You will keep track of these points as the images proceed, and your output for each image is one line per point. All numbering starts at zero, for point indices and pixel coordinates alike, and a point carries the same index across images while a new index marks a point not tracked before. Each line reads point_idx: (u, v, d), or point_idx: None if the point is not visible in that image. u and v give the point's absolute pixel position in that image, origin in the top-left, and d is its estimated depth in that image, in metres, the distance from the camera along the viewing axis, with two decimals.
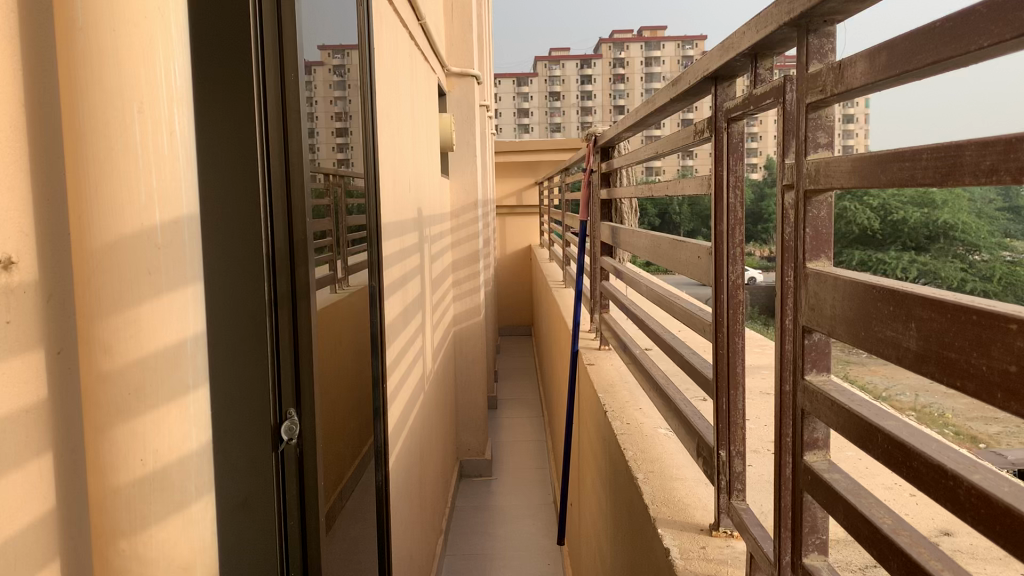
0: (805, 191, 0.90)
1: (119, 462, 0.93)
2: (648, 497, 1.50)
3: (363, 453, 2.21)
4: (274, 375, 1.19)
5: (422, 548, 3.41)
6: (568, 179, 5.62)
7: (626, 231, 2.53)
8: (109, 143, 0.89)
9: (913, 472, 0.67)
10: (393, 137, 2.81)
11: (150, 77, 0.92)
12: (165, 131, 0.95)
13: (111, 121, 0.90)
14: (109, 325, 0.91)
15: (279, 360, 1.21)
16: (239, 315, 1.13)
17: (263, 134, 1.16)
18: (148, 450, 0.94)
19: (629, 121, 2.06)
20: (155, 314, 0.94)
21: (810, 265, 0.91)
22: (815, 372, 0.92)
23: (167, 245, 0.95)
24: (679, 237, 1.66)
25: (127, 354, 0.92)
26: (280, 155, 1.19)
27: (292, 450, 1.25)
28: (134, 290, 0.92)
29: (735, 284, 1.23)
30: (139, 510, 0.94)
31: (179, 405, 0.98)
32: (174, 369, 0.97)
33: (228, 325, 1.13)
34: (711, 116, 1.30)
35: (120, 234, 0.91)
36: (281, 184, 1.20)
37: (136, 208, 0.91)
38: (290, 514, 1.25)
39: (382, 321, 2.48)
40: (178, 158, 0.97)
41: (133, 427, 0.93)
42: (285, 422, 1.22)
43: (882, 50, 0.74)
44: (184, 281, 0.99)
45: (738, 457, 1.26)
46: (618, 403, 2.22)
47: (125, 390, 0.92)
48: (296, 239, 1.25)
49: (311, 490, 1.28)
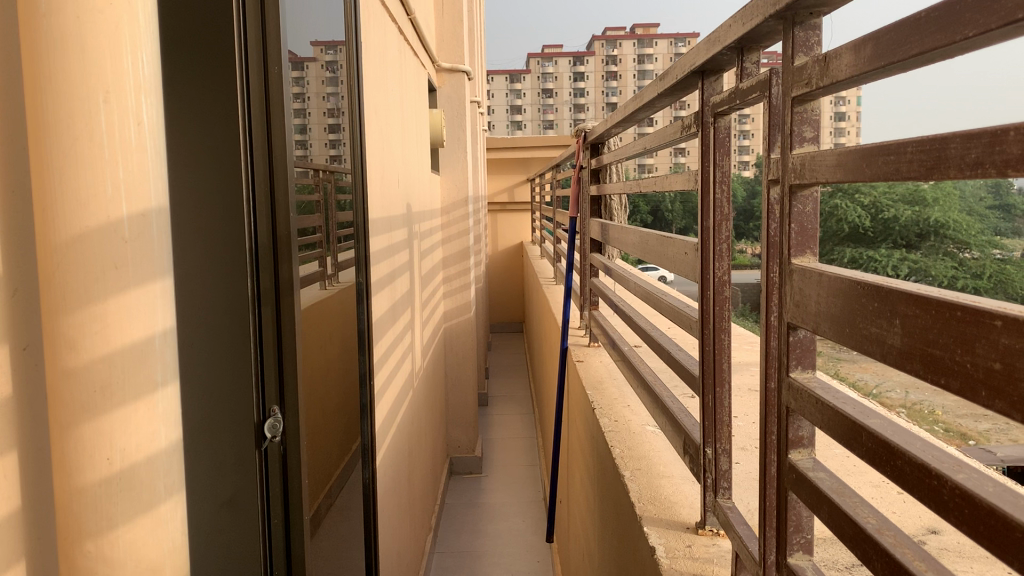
0: (791, 185, 0.89)
1: (85, 462, 0.91)
2: (635, 495, 1.49)
3: (350, 451, 2.19)
4: (256, 372, 1.18)
5: (411, 545, 3.39)
6: (558, 175, 5.61)
7: (615, 227, 2.52)
8: (75, 133, 0.88)
9: (897, 471, 0.66)
10: (382, 132, 2.79)
11: (116, 66, 0.91)
12: (131, 122, 0.93)
13: (79, 111, 0.88)
14: (74, 320, 0.89)
15: (261, 358, 1.19)
16: (216, 312, 1.12)
17: (246, 128, 1.14)
18: (115, 449, 0.93)
19: (618, 117, 2.05)
20: (122, 309, 0.92)
21: (795, 262, 0.90)
22: (801, 369, 0.91)
23: (134, 239, 0.93)
24: (667, 233, 1.65)
25: (94, 350, 0.90)
26: (263, 148, 1.17)
27: (275, 448, 1.23)
28: (101, 284, 0.90)
29: (721, 281, 1.22)
30: (105, 511, 0.93)
31: (147, 403, 0.96)
32: (141, 365, 0.95)
33: (205, 320, 1.11)
34: (698, 110, 1.29)
35: (85, 227, 0.89)
36: (264, 177, 1.19)
37: (103, 199, 0.90)
38: (273, 513, 1.23)
39: (369, 318, 2.46)
40: (145, 150, 0.95)
41: (99, 426, 0.91)
42: (268, 420, 1.21)
43: (868, 41, 0.72)
44: (151, 276, 0.97)
45: (724, 454, 1.25)
46: (606, 400, 2.21)
47: (91, 388, 0.90)
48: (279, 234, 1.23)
49: (294, 490, 1.26)
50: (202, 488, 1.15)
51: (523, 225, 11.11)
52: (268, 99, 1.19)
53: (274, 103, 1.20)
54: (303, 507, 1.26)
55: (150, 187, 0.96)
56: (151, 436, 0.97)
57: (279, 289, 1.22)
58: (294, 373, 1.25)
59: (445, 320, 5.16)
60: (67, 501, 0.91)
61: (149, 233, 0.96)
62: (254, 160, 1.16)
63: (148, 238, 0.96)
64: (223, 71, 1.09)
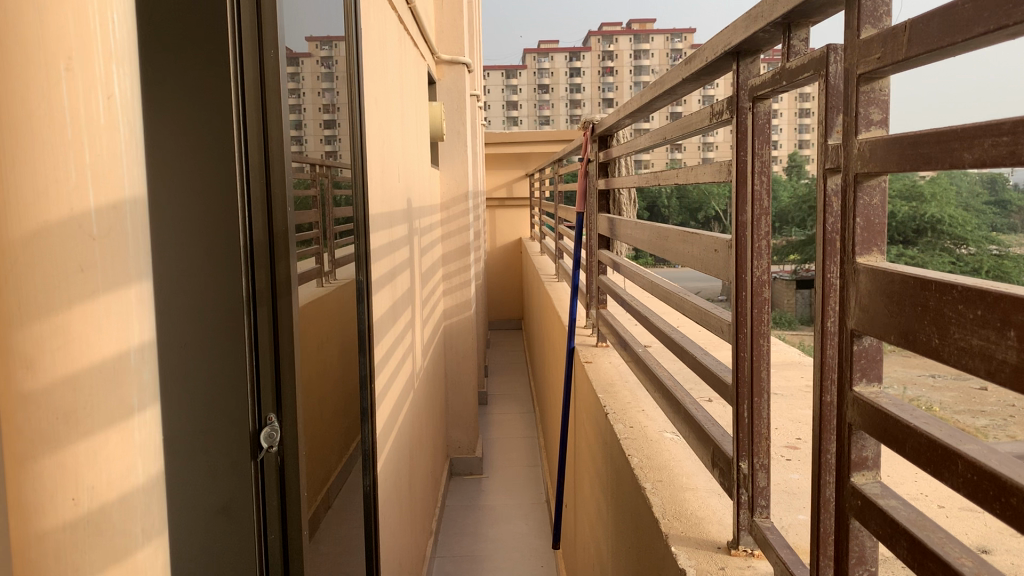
0: (856, 173, 0.78)
1: (46, 503, 0.81)
2: (659, 510, 1.39)
3: (351, 454, 2.09)
4: (252, 379, 1.08)
5: (412, 550, 3.30)
6: (559, 170, 5.51)
7: (626, 223, 2.42)
8: (29, 109, 0.77)
9: (1008, 509, 0.56)
10: (382, 124, 2.69)
11: (83, 32, 0.80)
12: (100, 95, 0.83)
13: (35, 83, 0.77)
14: (31, 332, 0.79)
15: (257, 364, 1.10)
16: (200, 312, 1.02)
17: (240, 111, 1.04)
18: (82, 488, 0.82)
19: (634, 105, 1.94)
20: (88, 319, 0.81)
21: (860, 261, 0.80)
22: (865, 382, 0.81)
23: (104, 237, 0.83)
24: (690, 229, 1.54)
25: (55, 369, 0.80)
26: (257, 136, 1.08)
27: (272, 459, 1.14)
28: (65, 288, 0.80)
29: (760, 280, 1.12)
30: (71, 557, 0.83)
31: (121, 430, 0.86)
32: (114, 385, 0.85)
33: (189, 323, 1.02)
34: (733, 96, 1.19)
35: (46, 220, 0.79)
36: (259, 169, 1.09)
37: (65, 187, 0.79)
38: (270, 529, 1.13)
39: (370, 318, 2.36)
40: (117, 130, 0.85)
41: (64, 459, 0.82)
42: (263, 428, 1.12)
43: (966, 4, 0.62)
44: (125, 279, 0.87)
45: (761, 470, 1.15)
46: (619, 404, 2.10)
47: (54, 414, 0.80)
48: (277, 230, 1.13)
49: (293, 502, 1.16)
50: (187, 513, 1.05)
51: (521, 221, 11.02)
52: (262, 84, 1.09)
53: (269, 88, 1.09)
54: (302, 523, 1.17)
55: (123, 172, 0.86)
56: (125, 472, 0.87)
57: (275, 289, 1.12)
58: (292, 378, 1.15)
59: (445, 319, 5.05)
60: (24, 548, 0.81)
61: (122, 226, 0.86)
62: (247, 147, 1.06)
63: (121, 231, 0.86)
64: (211, 49, 0.99)
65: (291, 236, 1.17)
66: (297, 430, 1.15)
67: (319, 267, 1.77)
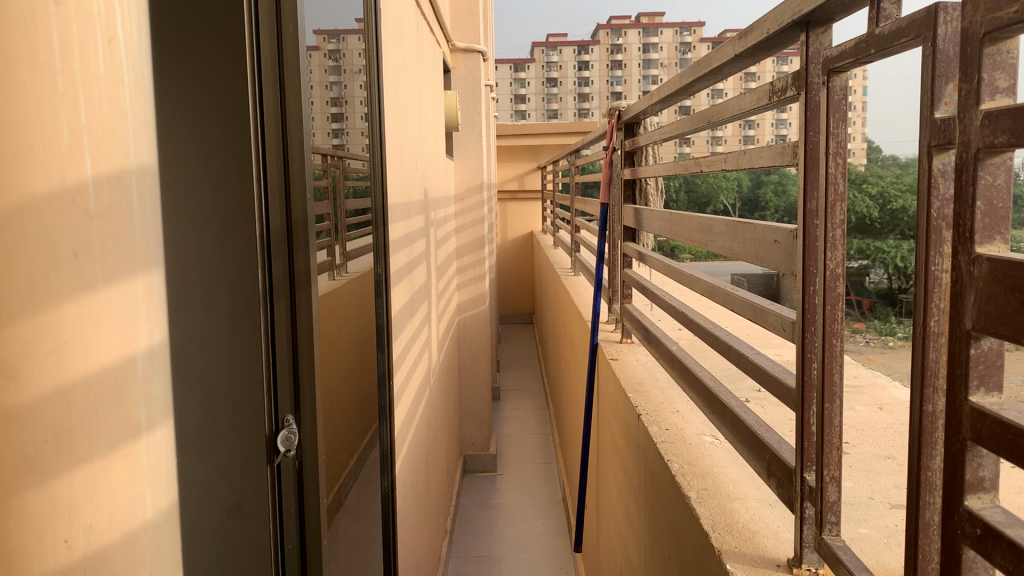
0: (976, 149, 0.68)
1: (35, 548, 0.71)
2: (707, 522, 1.28)
3: (367, 451, 2.00)
4: (269, 379, 1.00)
5: (428, 550, 3.21)
6: (574, 162, 5.39)
7: (654, 214, 2.31)
8: (14, 63, 0.67)
9: None
10: (400, 111, 2.58)
11: None
12: (100, 38, 0.73)
13: (20, 33, 0.67)
14: (17, 336, 0.69)
15: (275, 362, 1.02)
16: (221, 305, 0.94)
17: (257, 87, 0.96)
18: (77, 527, 0.73)
19: (675, 86, 1.82)
20: (83, 315, 0.72)
21: (980, 250, 0.68)
22: (982, 392, 0.70)
23: (103, 215, 0.73)
24: (738, 218, 1.43)
25: (46, 379, 0.70)
26: (276, 116, 1.01)
27: (289, 464, 1.06)
28: (56, 278, 0.70)
29: (833, 274, 1.02)
30: None
31: (124, 456, 0.76)
32: (114, 404, 0.75)
33: (210, 316, 0.93)
34: (800, 72, 1.08)
35: (32, 193, 0.68)
36: (276, 155, 1.01)
37: (55, 152, 0.69)
38: (288, 537, 1.06)
39: (389, 313, 2.26)
40: (118, 83, 0.76)
41: (53, 492, 0.72)
42: (282, 431, 1.03)
43: None
44: (132, 270, 0.78)
45: (832, 483, 1.04)
46: (651, 405, 1.99)
47: (44, 435, 0.70)
48: (294, 218, 1.05)
49: (312, 510, 1.10)
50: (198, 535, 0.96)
51: (532, 215, 10.89)
52: (280, 61, 1.02)
53: (287, 66, 1.03)
54: (319, 532, 1.10)
55: (127, 139, 0.77)
56: (131, 505, 0.78)
57: (293, 281, 1.05)
58: (310, 375, 1.08)
59: (458, 312, 4.95)
60: None
61: (126, 202, 0.77)
62: (263, 126, 0.98)
63: (124, 207, 0.76)
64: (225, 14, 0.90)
65: (309, 226, 1.09)
66: (314, 434, 1.09)
67: (331, 260, 1.67)
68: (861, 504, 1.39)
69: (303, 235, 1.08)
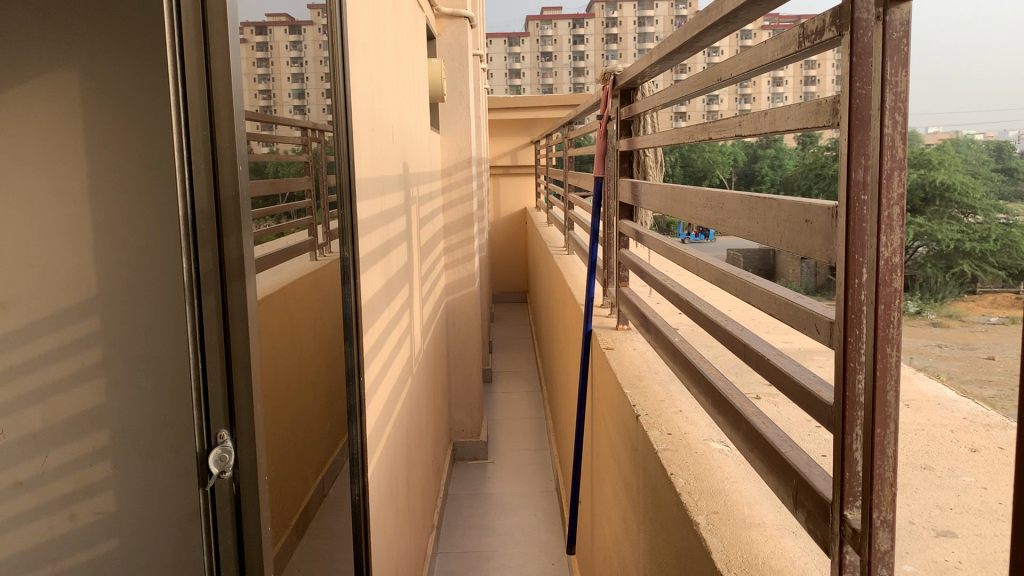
0: None
1: None
2: (720, 556, 1.07)
3: (336, 458, 1.78)
4: (195, 391, 1.15)
5: (411, 552, 3.00)
6: (568, 134, 5.15)
7: (653, 189, 2.07)
8: None
9: None
10: (372, 76, 2.35)
11: None
12: None
13: None
14: None
15: (206, 375, 1.15)
16: (160, 318, 1.43)
17: (183, 117, 1.12)
18: None
19: (681, 37, 1.59)
20: None
21: None
22: None
23: None
24: (756, 194, 1.21)
25: None
26: (203, 134, 1.12)
27: (226, 486, 1.18)
28: None
29: (890, 263, 0.79)
30: None
31: None
32: None
33: (156, 326, 1.43)
34: (847, 4, 0.84)
35: None
36: (204, 170, 1.12)
37: None
38: (224, 546, 1.20)
39: (360, 301, 2.03)
40: None
41: None
42: (212, 449, 1.17)
43: None
44: None
45: (884, 528, 0.82)
46: (651, 403, 1.77)
47: None
48: (223, 212, 1.14)
49: (251, 534, 1.20)
50: (137, 489, 1.48)
51: (527, 190, 10.69)
52: (209, 74, 1.12)
53: (215, 78, 1.12)
54: (260, 543, 1.20)
55: None
56: None
57: (225, 270, 1.14)
58: (244, 384, 1.16)
59: (446, 294, 4.73)
60: None
61: None
62: (188, 122, 1.12)
63: None
64: (147, 92, 1.38)
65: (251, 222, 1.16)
66: (252, 451, 1.18)
67: (314, 238, 1.58)
68: (903, 531, 1.17)
69: (238, 225, 1.14)
